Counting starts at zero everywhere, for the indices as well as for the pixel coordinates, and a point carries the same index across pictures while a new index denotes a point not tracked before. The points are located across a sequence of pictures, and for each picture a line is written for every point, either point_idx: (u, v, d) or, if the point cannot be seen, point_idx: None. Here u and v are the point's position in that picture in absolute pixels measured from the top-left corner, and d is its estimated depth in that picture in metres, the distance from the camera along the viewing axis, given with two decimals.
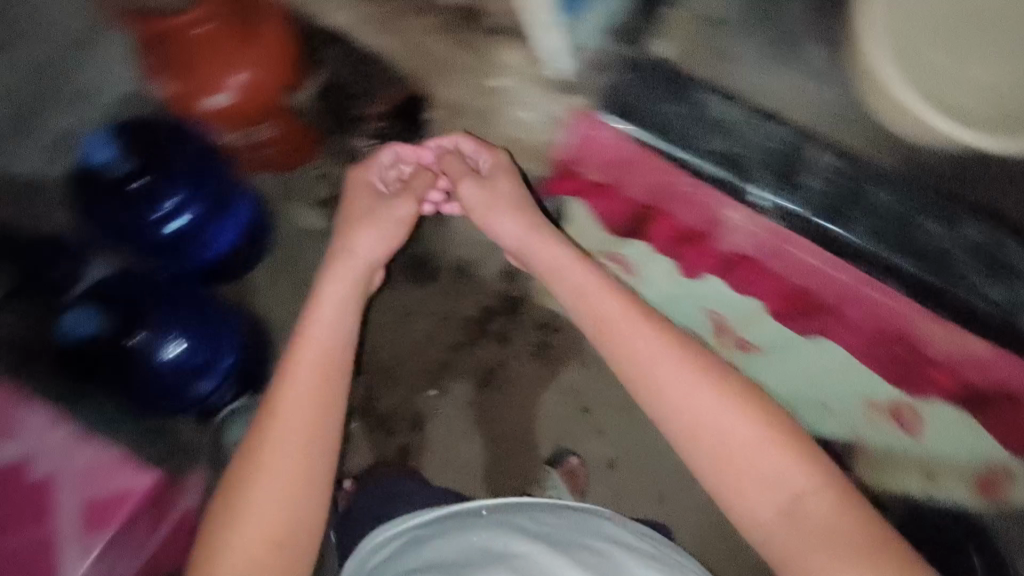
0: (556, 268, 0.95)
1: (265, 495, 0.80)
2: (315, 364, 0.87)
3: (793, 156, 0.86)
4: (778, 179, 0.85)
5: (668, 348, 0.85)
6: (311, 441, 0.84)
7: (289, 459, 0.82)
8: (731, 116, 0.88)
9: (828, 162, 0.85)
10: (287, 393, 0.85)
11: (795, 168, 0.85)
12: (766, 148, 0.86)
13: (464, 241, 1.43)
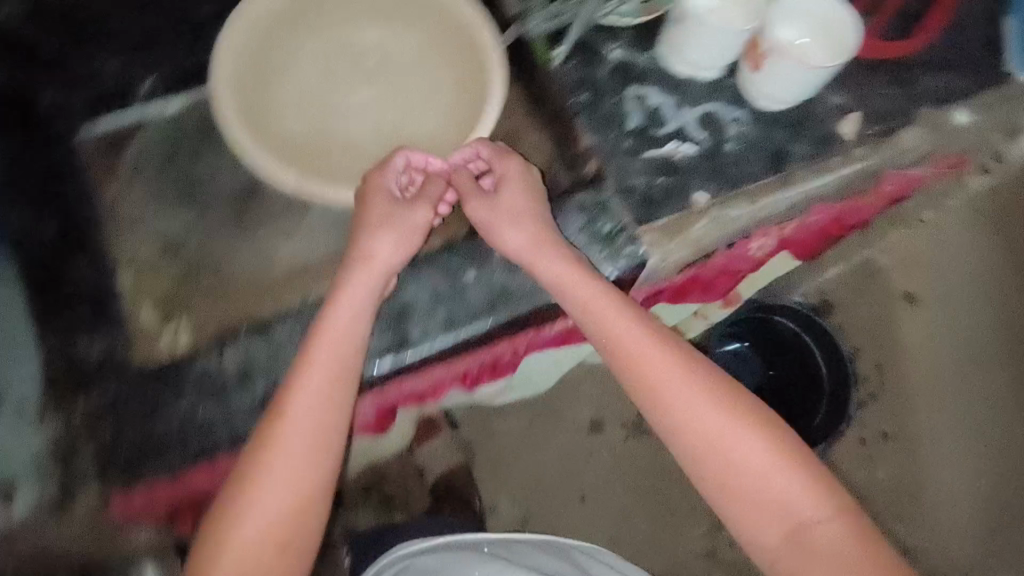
0: (634, 344, 0.78)
1: (318, 379, 0.74)
2: (344, 348, 0.76)
3: (613, 235, 0.88)
4: (660, 232, 0.88)
5: (686, 379, 0.77)
6: (358, 319, 0.77)
7: (338, 344, 0.75)
8: (583, 102, 0.93)
9: (644, 177, 0.90)
10: (318, 356, 0.75)
11: (660, 147, 0.91)
12: (590, 233, 0.88)
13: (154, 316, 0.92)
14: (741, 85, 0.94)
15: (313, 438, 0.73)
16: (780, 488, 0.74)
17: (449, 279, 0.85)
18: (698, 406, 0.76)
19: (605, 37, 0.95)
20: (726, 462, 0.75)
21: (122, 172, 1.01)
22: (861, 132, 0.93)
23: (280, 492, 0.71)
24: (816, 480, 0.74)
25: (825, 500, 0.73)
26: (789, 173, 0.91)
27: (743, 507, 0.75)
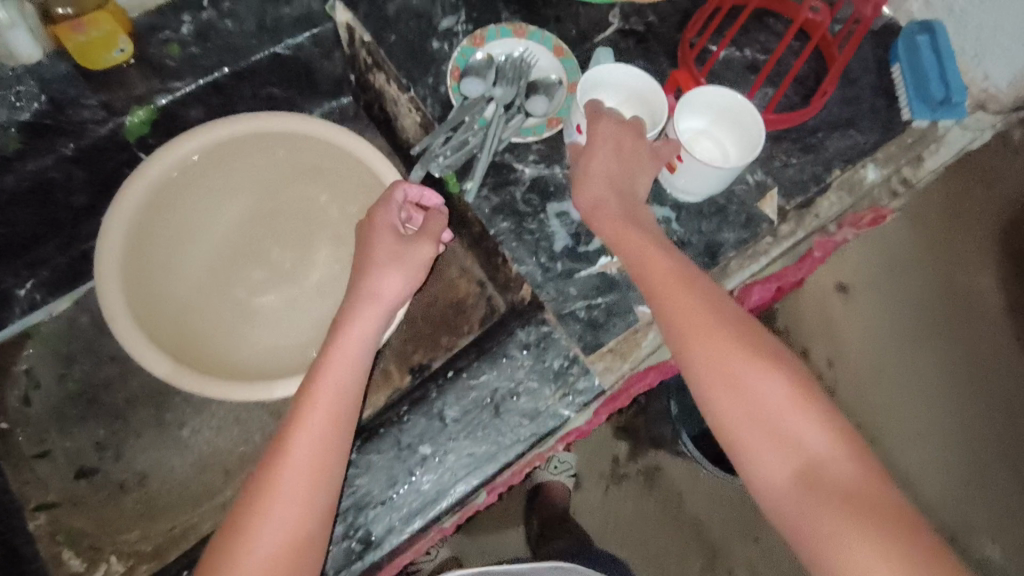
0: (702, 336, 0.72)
1: (324, 427, 0.69)
2: (333, 412, 0.70)
3: (565, 370, 0.83)
4: (612, 354, 0.84)
5: (768, 365, 0.70)
6: (354, 373, 0.73)
7: (339, 390, 0.71)
8: (510, 228, 0.89)
9: (582, 302, 0.86)
10: (313, 418, 0.69)
11: (593, 267, 0.88)
12: (540, 371, 0.83)
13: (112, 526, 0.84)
14: (660, 184, 0.92)
15: (310, 490, 0.66)
16: (806, 500, 0.65)
17: (403, 466, 0.77)
18: (731, 395, 0.69)
19: (514, 157, 0.92)
20: (767, 464, 0.67)
21: (10, 407, 0.88)
22: (781, 209, 0.92)
23: (273, 527, 0.64)
24: (847, 490, 0.64)
25: (870, 524, 0.62)
26: (726, 265, 0.89)
27: (784, 513, 0.66)
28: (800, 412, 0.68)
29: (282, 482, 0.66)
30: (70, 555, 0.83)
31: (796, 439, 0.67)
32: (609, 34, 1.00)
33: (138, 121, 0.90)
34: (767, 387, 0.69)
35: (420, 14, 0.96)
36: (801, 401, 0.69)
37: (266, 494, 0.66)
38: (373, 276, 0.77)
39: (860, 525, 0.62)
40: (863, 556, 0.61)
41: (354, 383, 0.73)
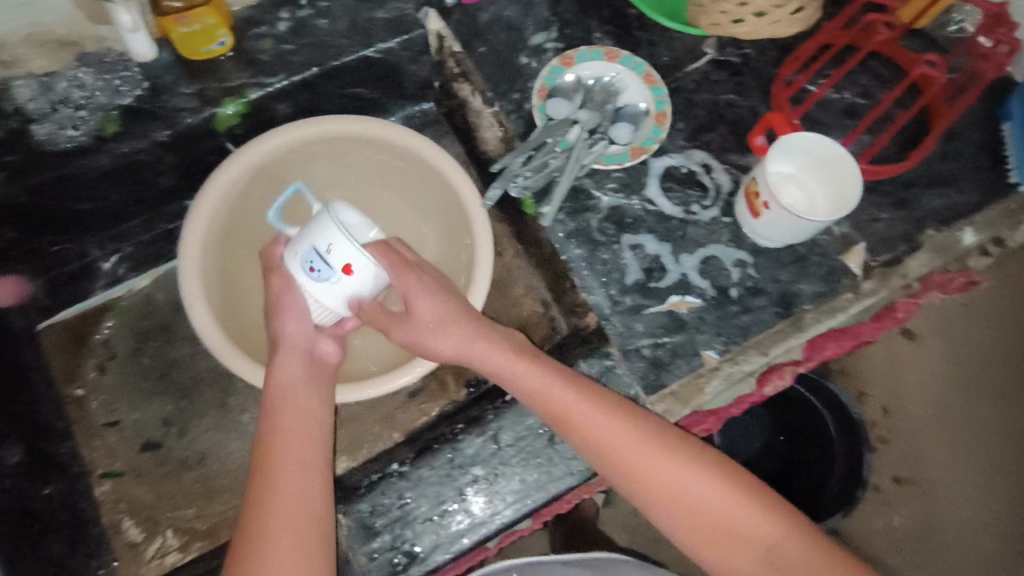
0: (599, 435, 0.71)
1: (294, 448, 0.70)
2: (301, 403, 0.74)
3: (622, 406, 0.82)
4: (673, 397, 0.83)
5: (655, 451, 0.70)
6: (306, 393, 0.76)
7: (299, 415, 0.73)
8: (582, 256, 0.88)
9: (648, 339, 0.85)
10: (282, 412, 0.73)
11: (662, 304, 0.87)
12: None
13: (172, 494, 0.88)
14: (739, 225, 0.90)
15: (302, 513, 0.66)
16: (726, 503, 0.68)
17: (453, 484, 0.78)
18: (622, 439, 0.70)
19: (594, 183, 0.90)
20: (679, 489, 0.68)
21: (87, 374, 0.93)
22: (867, 264, 0.89)
23: (277, 558, 0.63)
24: (747, 483, 0.69)
25: (776, 508, 0.68)
26: (801, 317, 0.87)
27: (705, 532, 0.68)
28: (673, 433, 0.71)
29: (270, 516, 0.65)
30: (130, 524, 0.87)
31: (694, 453, 0.70)
32: (703, 63, 0.97)
33: (228, 113, 0.90)
34: (638, 420, 0.71)
35: (512, 28, 0.95)
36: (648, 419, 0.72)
37: (254, 535, 0.65)
38: (281, 313, 0.79)
39: (771, 513, 0.67)
40: (780, 540, 0.66)
41: (313, 403, 0.75)
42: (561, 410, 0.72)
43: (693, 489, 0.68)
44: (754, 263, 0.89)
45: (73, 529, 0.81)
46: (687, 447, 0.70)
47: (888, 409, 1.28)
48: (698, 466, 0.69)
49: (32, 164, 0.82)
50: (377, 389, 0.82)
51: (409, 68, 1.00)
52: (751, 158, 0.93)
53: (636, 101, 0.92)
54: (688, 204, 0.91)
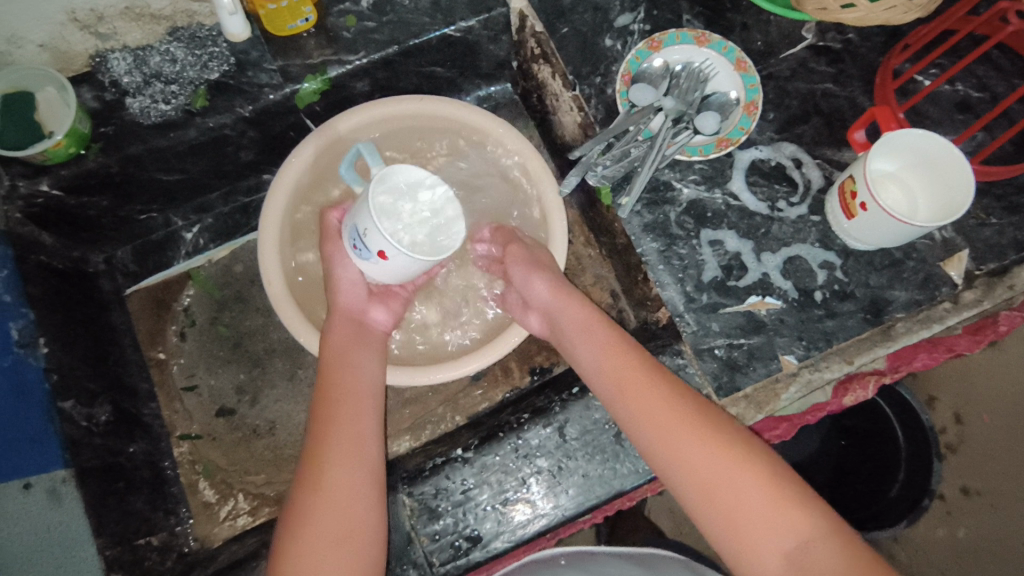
0: (639, 391, 0.68)
1: (344, 402, 0.71)
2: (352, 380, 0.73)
3: None
4: (746, 401, 0.81)
5: (695, 419, 0.65)
6: (360, 351, 0.77)
7: (349, 368, 0.74)
8: (657, 249, 0.85)
9: (723, 342, 0.82)
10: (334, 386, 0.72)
11: (740, 304, 0.83)
12: None
13: (244, 460, 0.92)
14: (829, 224, 0.85)
15: (357, 464, 0.67)
16: (752, 487, 0.60)
17: (516, 474, 0.78)
18: (661, 408, 0.66)
19: (675, 174, 0.87)
20: (710, 464, 0.62)
21: (169, 339, 0.97)
22: (970, 273, 0.82)
23: (330, 506, 0.64)
24: (779, 472, 0.61)
25: (812, 503, 0.60)
26: (891, 326, 0.82)
27: (728, 515, 0.60)
28: (716, 413, 0.66)
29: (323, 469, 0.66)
30: (204, 486, 0.91)
31: (728, 431, 0.64)
32: (800, 49, 0.91)
33: (309, 90, 0.90)
34: (679, 393, 0.68)
35: (597, 8, 0.91)
36: (688, 392, 0.68)
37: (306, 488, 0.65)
38: (342, 278, 0.81)
39: (806, 505, 0.59)
40: (813, 537, 0.57)
41: (367, 361, 0.76)
42: (607, 367, 0.71)
43: (729, 465, 0.62)
44: (844, 265, 0.84)
45: (153, 488, 0.85)
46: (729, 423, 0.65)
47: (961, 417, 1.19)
48: (739, 442, 0.63)
49: (125, 137, 0.85)
50: (451, 371, 0.83)
51: (489, 48, 0.98)
52: (846, 152, 0.87)
53: (725, 88, 0.87)
54: (775, 200, 0.86)
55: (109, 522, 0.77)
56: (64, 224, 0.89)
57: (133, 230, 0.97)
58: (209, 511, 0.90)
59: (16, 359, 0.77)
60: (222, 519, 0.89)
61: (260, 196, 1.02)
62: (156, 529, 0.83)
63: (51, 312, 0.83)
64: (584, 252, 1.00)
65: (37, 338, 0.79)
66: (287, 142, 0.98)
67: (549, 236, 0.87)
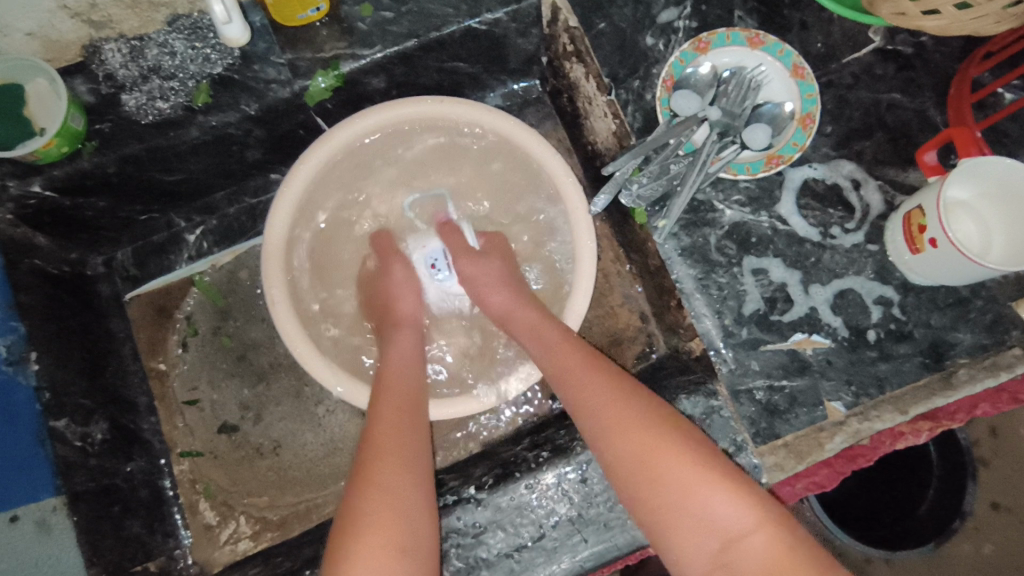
0: (577, 379, 0.66)
1: (400, 402, 0.66)
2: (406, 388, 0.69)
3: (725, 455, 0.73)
4: (786, 450, 0.73)
5: (633, 407, 0.62)
6: (412, 366, 0.73)
7: (402, 377, 0.70)
8: (694, 277, 0.78)
9: (763, 384, 0.74)
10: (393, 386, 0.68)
11: (784, 341, 0.75)
12: None
13: (246, 481, 0.88)
14: (887, 255, 0.77)
15: (410, 465, 0.60)
16: (682, 479, 0.57)
17: (532, 520, 0.72)
18: (600, 397, 0.64)
19: (717, 194, 0.79)
20: (640, 454, 0.59)
21: (170, 349, 0.92)
22: None
23: (379, 503, 0.56)
24: (715, 465, 0.58)
25: (746, 498, 0.56)
26: (952, 374, 0.74)
27: (658, 508, 0.57)
28: (656, 405, 0.63)
29: (377, 468, 0.59)
30: (205, 507, 0.87)
31: (665, 421, 0.61)
32: (865, 53, 0.81)
33: (320, 87, 0.82)
34: (622, 382, 0.65)
35: (639, 1, 0.82)
36: (631, 383, 0.65)
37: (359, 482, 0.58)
38: (399, 295, 0.81)
39: (739, 498, 0.56)
40: (741, 533, 0.54)
41: (413, 373, 0.72)
42: (553, 357, 0.69)
43: (663, 457, 0.58)
44: (905, 303, 0.75)
45: (151, 510, 0.82)
46: (669, 411, 0.62)
47: (997, 430, 1.02)
48: (674, 430, 0.60)
49: (122, 137, 0.78)
50: (475, 403, 0.79)
51: (518, 42, 0.89)
52: (912, 173, 0.78)
53: (779, 97, 0.78)
54: (828, 225, 0.78)
55: (105, 551, 0.73)
56: (59, 227, 0.83)
57: (133, 231, 0.91)
58: (211, 533, 0.86)
59: (5, 378, 0.72)
60: (223, 544, 0.85)
61: (267, 197, 0.96)
62: (153, 554, 0.79)
63: (44, 324, 0.78)
64: (612, 269, 0.93)
65: (28, 354, 0.75)
66: (295, 141, 0.90)
67: (578, 259, 0.80)
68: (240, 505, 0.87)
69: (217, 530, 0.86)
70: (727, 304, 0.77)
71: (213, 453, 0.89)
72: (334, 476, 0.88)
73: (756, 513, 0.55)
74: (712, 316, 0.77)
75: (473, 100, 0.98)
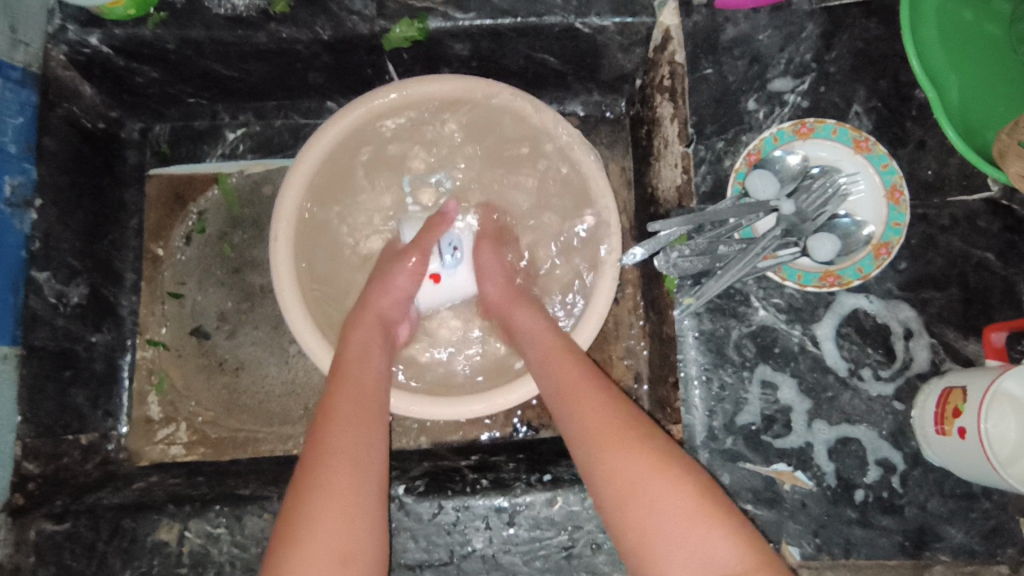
0: (571, 393, 0.63)
1: (356, 369, 0.66)
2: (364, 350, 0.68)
3: None
4: None
5: (631, 431, 0.59)
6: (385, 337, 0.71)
7: (367, 346, 0.69)
8: (701, 365, 0.72)
9: (727, 502, 0.70)
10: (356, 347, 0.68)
11: (766, 466, 0.70)
12: None
13: (198, 391, 0.87)
14: (910, 419, 0.70)
15: (363, 468, 0.59)
16: (672, 511, 0.54)
17: (446, 543, 0.70)
18: (595, 421, 0.60)
19: (757, 290, 0.73)
20: (628, 485, 0.56)
21: (173, 238, 0.90)
22: None
23: (330, 510, 0.55)
24: (705, 499, 0.55)
25: (737, 530, 0.54)
26: (927, 566, 0.68)
27: (647, 542, 0.54)
28: (647, 433, 0.59)
29: (326, 474, 0.57)
30: (153, 401, 0.87)
31: (655, 451, 0.58)
32: (975, 200, 0.73)
33: (399, 35, 0.77)
34: (620, 406, 0.62)
35: (756, 59, 0.76)
36: (628, 409, 0.62)
37: (307, 486, 0.57)
38: (385, 283, 0.74)
39: (729, 530, 0.53)
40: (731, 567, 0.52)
41: (386, 365, 0.69)
42: (551, 369, 0.66)
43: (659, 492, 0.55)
44: (909, 475, 0.69)
45: (101, 384, 0.82)
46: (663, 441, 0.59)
47: None
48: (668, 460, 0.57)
49: (191, 18, 0.75)
50: (441, 410, 0.74)
51: (617, 57, 0.82)
52: (972, 344, 0.71)
53: (864, 214, 0.71)
54: (860, 365, 0.71)
55: (43, 411, 0.74)
56: (106, 81, 0.81)
57: (178, 109, 0.89)
58: (148, 428, 0.86)
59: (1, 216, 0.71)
60: (155, 443, 0.86)
61: (316, 122, 0.92)
62: (89, 428, 0.80)
63: (59, 173, 0.77)
64: (626, 319, 0.87)
65: (32, 201, 0.75)
66: (359, 81, 0.86)
67: (591, 301, 0.75)
68: (183, 413, 0.87)
69: (154, 428, 0.86)
70: (722, 406, 0.71)
71: (179, 352, 0.88)
72: (282, 417, 0.87)
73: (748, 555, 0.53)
74: (702, 414, 0.72)
75: (553, 98, 0.91)
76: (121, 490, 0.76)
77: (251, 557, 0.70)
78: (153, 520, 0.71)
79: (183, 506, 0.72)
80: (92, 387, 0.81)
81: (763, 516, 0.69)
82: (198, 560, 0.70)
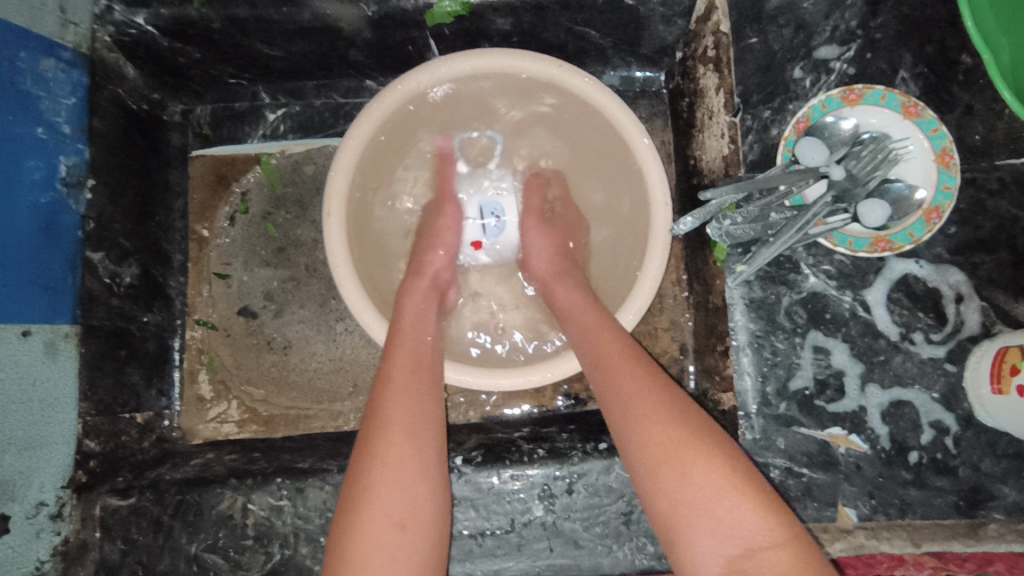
0: (614, 357, 0.62)
1: (406, 338, 0.65)
2: (409, 318, 0.67)
3: None
4: None
5: (672, 398, 0.57)
6: (431, 308, 0.70)
7: (418, 316, 0.68)
8: (752, 332, 0.73)
9: (782, 466, 0.71)
10: (405, 314, 0.67)
11: (820, 430, 0.71)
12: None
13: (248, 371, 0.89)
14: (962, 381, 0.71)
15: (416, 438, 0.57)
16: (705, 483, 0.51)
17: (506, 511, 0.71)
18: (634, 386, 0.58)
19: (807, 257, 0.73)
20: (667, 452, 0.54)
21: (218, 219, 0.91)
22: None
23: (379, 478, 0.54)
24: (742, 473, 0.52)
25: (771, 509, 0.50)
26: (980, 524, 0.69)
27: (676, 511, 0.52)
28: (685, 402, 0.57)
29: (378, 441, 0.56)
30: (203, 379, 0.89)
31: (697, 421, 0.55)
32: None
33: (443, 10, 0.78)
34: (662, 376, 0.60)
35: (801, 27, 0.76)
36: (668, 380, 0.59)
37: (359, 453, 0.56)
38: (430, 247, 0.75)
39: (763, 509, 0.50)
40: (762, 544, 0.49)
41: (434, 338, 0.68)
42: (595, 336, 0.65)
43: (695, 460, 0.53)
44: (965, 438, 0.70)
45: (154, 364, 0.83)
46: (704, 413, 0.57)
47: None
48: (708, 430, 0.55)
49: None
50: (493, 383, 0.75)
51: (660, 29, 0.82)
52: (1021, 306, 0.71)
53: (915, 180, 0.71)
54: (911, 329, 0.72)
55: (103, 390, 0.75)
56: (150, 62, 0.82)
57: (218, 91, 0.89)
58: (201, 406, 0.88)
59: (56, 198, 0.72)
60: (208, 422, 0.87)
61: (356, 101, 0.92)
62: (144, 407, 0.81)
63: (109, 154, 0.78)
64: (670, 291, 0.88)
65: (85, 181, 0.75)
66: (401, 59, 0.86)
67: (641, 273, 0.75)
68: (234, 393, 0.88)
69: (205, 406, 0.88)
70: (774, 372, 0.72)
71: (228, 332, 0.89)
72: (333, 394, 0.88)
73: (781, 529, 0.49)
74: (754, 380, 0.72)
75: (591, 72, 0.92)
76: (181, 467, 0.78)
77: (315, 528, 0.72)
78: (217, 493, 0.73)
79: (245, 480, 0.73)
80: (144, 368, 0.82)
81: (819, 479, 0.70)
82: (263, 532, 0.72)
